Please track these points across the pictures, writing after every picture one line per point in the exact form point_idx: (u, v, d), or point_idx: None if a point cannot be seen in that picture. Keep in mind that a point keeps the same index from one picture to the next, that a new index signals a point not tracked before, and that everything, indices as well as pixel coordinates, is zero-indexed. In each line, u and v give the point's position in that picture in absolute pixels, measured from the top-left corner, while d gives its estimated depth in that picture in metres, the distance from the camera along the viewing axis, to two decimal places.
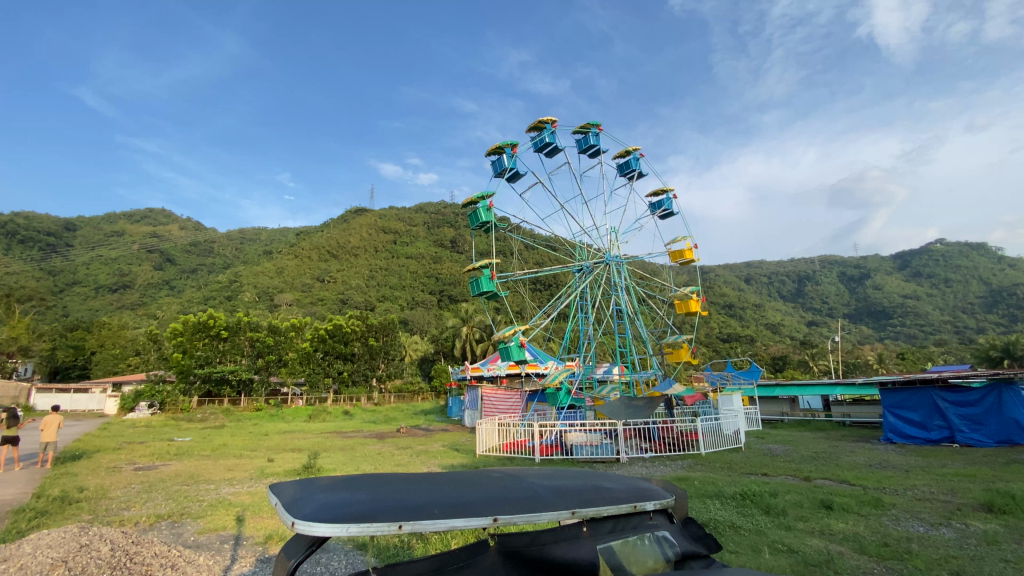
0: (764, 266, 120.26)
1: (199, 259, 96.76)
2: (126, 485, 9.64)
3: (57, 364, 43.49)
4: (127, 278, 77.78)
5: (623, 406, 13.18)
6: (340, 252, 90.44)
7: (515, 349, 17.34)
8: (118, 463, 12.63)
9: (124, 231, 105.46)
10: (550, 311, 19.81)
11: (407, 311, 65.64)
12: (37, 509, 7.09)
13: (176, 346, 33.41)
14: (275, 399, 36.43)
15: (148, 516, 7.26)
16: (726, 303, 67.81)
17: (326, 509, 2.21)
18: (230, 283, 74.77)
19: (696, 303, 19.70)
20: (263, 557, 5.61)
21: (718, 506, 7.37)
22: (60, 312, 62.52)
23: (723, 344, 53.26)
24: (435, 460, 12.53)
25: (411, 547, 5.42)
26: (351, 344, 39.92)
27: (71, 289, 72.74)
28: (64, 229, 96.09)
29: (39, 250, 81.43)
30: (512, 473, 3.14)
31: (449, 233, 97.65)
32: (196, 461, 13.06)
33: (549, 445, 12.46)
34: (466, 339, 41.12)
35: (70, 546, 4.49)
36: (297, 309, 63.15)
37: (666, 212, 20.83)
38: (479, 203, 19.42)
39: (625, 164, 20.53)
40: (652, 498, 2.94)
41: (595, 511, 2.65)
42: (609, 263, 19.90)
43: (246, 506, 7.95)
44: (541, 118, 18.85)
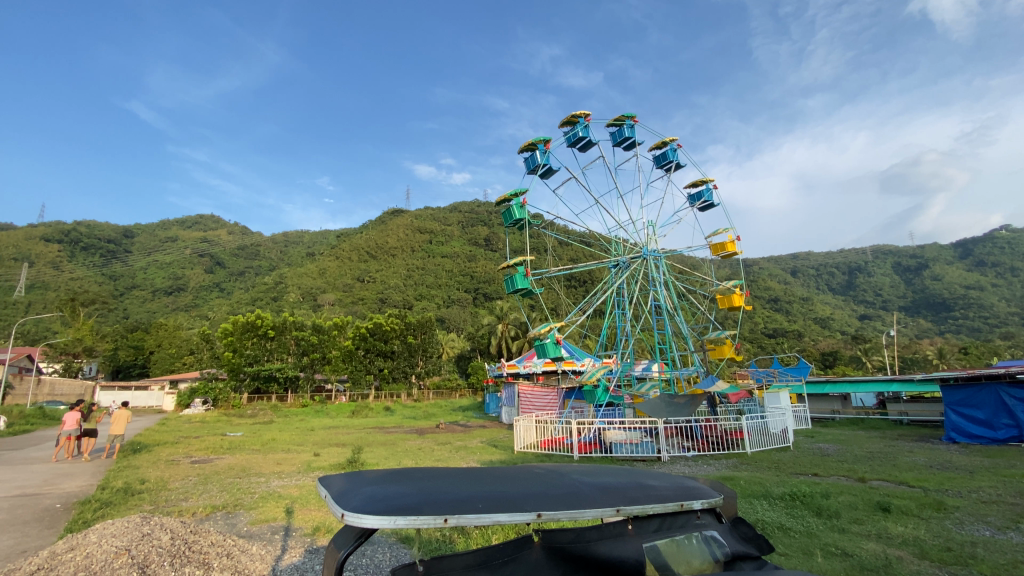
0: (811, 258, 115.21)
1: (246, 262, 101.09)
2: (183, 478, 10.20)
3: (120, 363, 46.51)
4: (180, 281, 82.21)
5: (663, 403, 12.85)
6: (377, 253, 92.63)
7: (551, 347, 17.16)
8: (176, 456, 13.36)
9: (177, 236, 111.68)
10: (586, 308, 19.61)
11: (443, 309, 66.50)
12: (102, 500, 7.56)
13: (227, 346, 35.04)
14: (320, 396, 37.73)
15: (204, 507, 7.64)
16: (770, 297, 65.29)
17: (373, 502, 2.25)
18: (275, 284, 78.01)
19: (739, 298, 19.01)
20: (311, 548, 5.80)
21: (766, 507, 7.13)
22: (121, 313, 66.63)
23: (768, 339, 51.41)
24: (473, 457, 12.64)
25: (453, 542, 5.56)
26: (391, 341, 40.69)
27: (130, 292, 77.44)
28: (123, 237, 102.42)
29: (100, 256, 86.99)
30: (554, 470, 3.10)
31: (484, 232, 98.44)
32: (247, 455, 13.68)
33: (588, 443, 12.33)
34: (502, 337, 41.45)
35: (133, 536, 4.77)
36: (339, 309, 65.17)
37: (706, 203, 20.23)
38: (513, 200, 19.38)
39: (662, 156, 20.05)
40: (699, 497, 2.84)
41: (640, 509, 2.59)
42: (646, 257, 19.48)
43: (295, 499, 8.23)
44: (575, 112, 18.64)
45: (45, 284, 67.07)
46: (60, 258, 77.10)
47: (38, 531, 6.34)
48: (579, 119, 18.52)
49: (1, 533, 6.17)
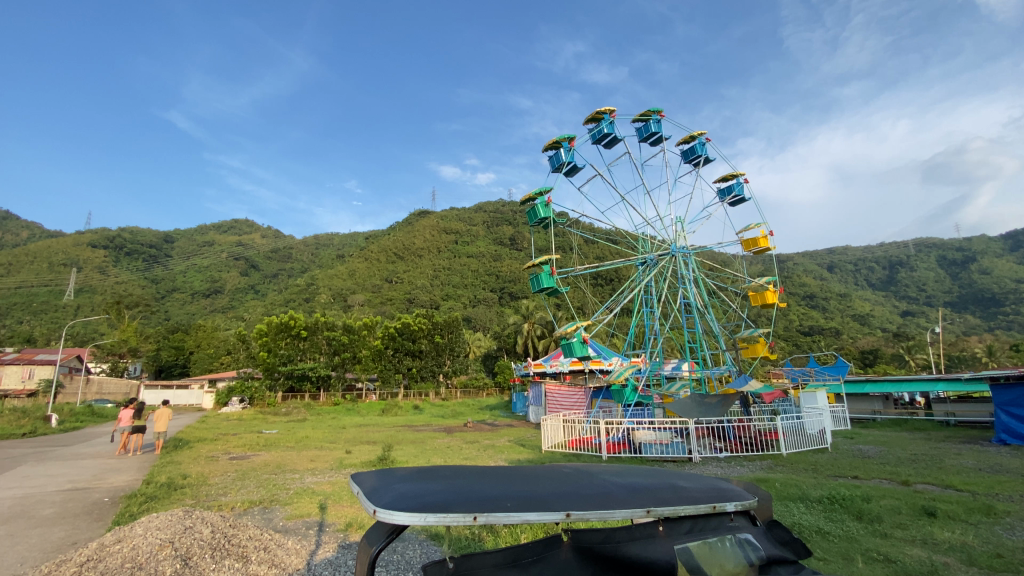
0: (848, 252, 111.19)
1: (279, 265, 104.15)
2: (222, 473, 10.60)
3: (163, 363, 48.72)
4: (217, 284, 85.32)
5: (694, 403, 12.63)
6: (405, 253, 93.94)
7: (578, 346, 17.02)
8: (215, 452, 13.89)
9: (214, 241, 115.97)
10: (614, 306, 19.39)
11: (469, 309, 66.94)
12: (147, 494, 7.93)
13: (262, 346, 36.20)
14: (351, 394, 38.59)
15: (243, 502, 7.91)
16: (805, 294, 63.28)
17: (403, 498, 2.28)
18: (307, 285, 80.07)
19: (773, 294, 18.41)
20: (344, 543, 5.93)
21: (803, 510, 6.91)
22: (163, 315, 69.61)
23: (804, 337, 49.83)
24: (501, 456, 12.71)
25: (482, 540, 5.61)
26: (419, 341, 41.17)
27: (171, 294, 80.80)
28: (164, 241, 107.00)
29: (142, 261, 91.07)
30: (583, 470, 3.08)
31: (509, 231, 98.72)
32: (282, 452, 14.08)
33: (616, 443, 12.22)
34: (528, 336, 41.48)
35: (176, 528, 4.98)
36: (368, 309, 66.41)
37: (736, 197, 19.73)
38: (537, 199, 19.34)
39: (690, 150, 19.67)
40: (732, 498, 2.77)
41: (672, 511, 2.54)
42: (675, 254, 19.13)
43: (327, 495, 8.46)
44: (599, 109, 18.47)
45: (93, 288, 70.66)
46: (106, 263, 81.08)
47: (89, 523, 6.69)
48: (603, 116, 18.35)
49: (56, 525, 6.54)
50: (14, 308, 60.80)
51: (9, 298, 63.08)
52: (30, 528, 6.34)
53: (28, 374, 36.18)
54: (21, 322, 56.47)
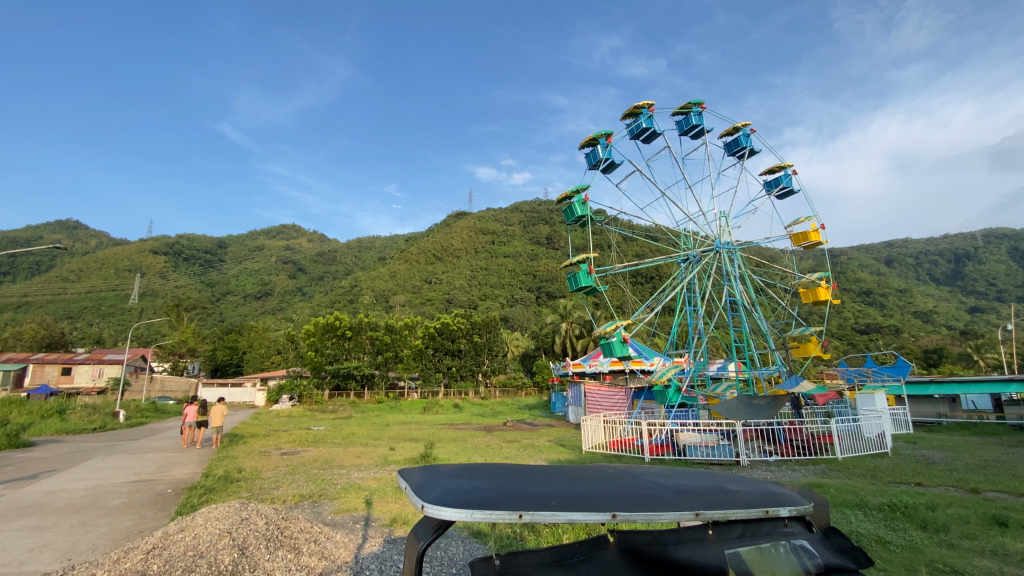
0: (907, 245, 104.60)
1: (324, 268, 108.02)
2: (274, 468, 11.10)
3: (219, 362, 51.49)
4: (268, 287, 89.39)
5: (741, 405, 12.22)
6: (443, 254, 95.40)
7: (618, 346, 16.75)
8: (268, 447, 14.56)
9: (264, 246, 121.51)
10: (655, 305, 18.98)
11: (507, 309, 67.24)
12: (207, 487, 8.38)
13: (310, 345, 37.73)
14: (393, 392, 39.63)
15: (294, 496, 8.24)
16: (861, 290, 59.95)
17: (450, 495, 2.32)
18: (350, 287, 82.70)
19: (825, 291, 17.52)
20: (389, 538, 6.07)
21: (861, 518, 6.55)
22: (218, 317, 73.62)
23: (860, 336, 47.22)
24: (541, 455, 12.70)
25: (525, 539, 5.64)
26: (458, 341, 41.72)
27: (225, 297, 85.28)
28: (218, 247, 113.14)
29: (198, 266, 96.64)
30: (627, 472, 3.03)
31: (546, 230, 98.60)
32: (329, 448, 14.59)
33: (660, 445, 11.95)
34: (566, 335, 41.28)
35: (233, 519, 5.24)
36: (408, 310, 67.80)
37: (785, 189, 18.93)
38: (574, 197, 19.18)
39: (734, 142, 19.02)
40: (786, 504, 2.65)
41: (722, 514, 2.46)
42: (720, 250, 18.49)
43: (373, 491, 8.68)
44: (637, 103, 18.14)
45: (156, 291, 75.53)
46: (166, 269, 86.38)
47: (154, 513, 7.15)
48: (641, 110, 18.02)
49: (125, 514, 7.02)
50: (85, 311, 65.65)
51: (81, 302, 68.20)
52: (101, 517, 6.82)
53: (98, 372, 38.97)
54: (92, 325, 60.92)
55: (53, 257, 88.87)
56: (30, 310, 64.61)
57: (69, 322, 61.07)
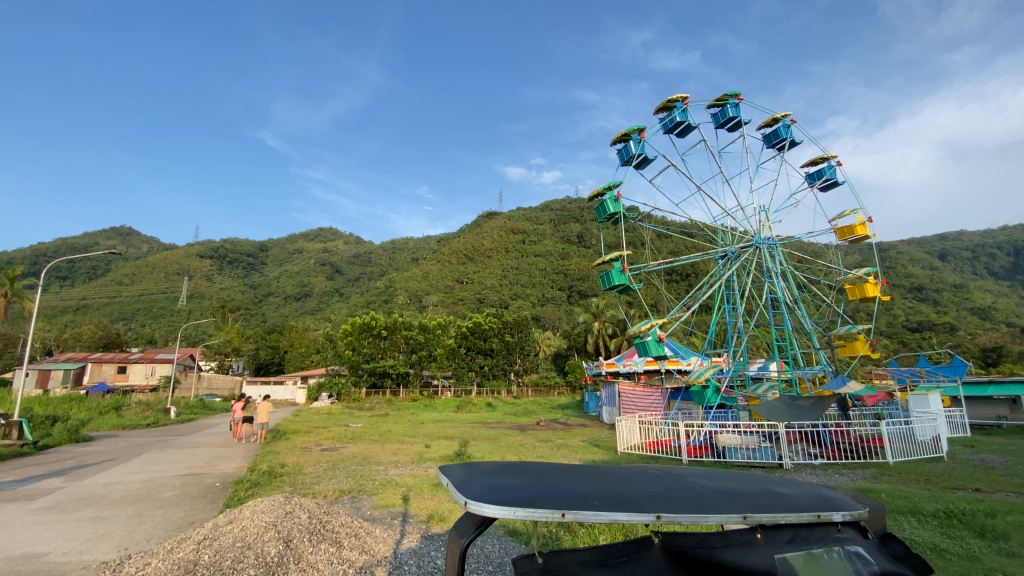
0: (963, 238, 98.66)
1: (360, 269, 110.59)
2: (315, 463, 11.44)
3: (261, 361, 53.51)
4: (307, 288, 92.29)
5: (784, 406, 11.75)
6: (475, 254, 96.10)
7: (653, 345, 16.44)
8: (309, 444, 15.02)
9: (302, 248, 125.53)
10: (691, 303, 18.55)
11: (538, 308, 67.14)
12: (252, 480, 8.71)
13: (347, 344, 38.78)
14: (427, 391, 40.24)
15: (335, 491, 8.48)
16: (912, 286, 56.93)
17: (492, 492, 2.32)
18: (385, 288, 84.39)
19: (873, 287, 16.71)
20: (427, 534, 6.16)
21: (914, 525, 6.22)
22: (261, 317, 76.53)
23: (911, 334, 44.87)
24: (575, 455, 12.64)
25: (561, 538, 5.63)
26: (490, 340, 42.00)
27: (267, 298, 88.54)
28: (259, 250, 117.66)
29: (241, 269, 100.87)
30: (669, 471, 2.99)
31: (576, 229, 98.10)
32: (367, 444, 14.94)
33: (698, 446, 11.67)
34: (599, 334, 40.91)
35: (278, 513, 5.42)
36: (441, 310, 68.64)
37: (828, 181, 18.16)
38: (606, 194, 18.94)
39: (773, 134, 18.39)
40: (839, 508, 2.53)
41: (770, 517, 2.39)
42: (759, 246, 17.90)
43: (410, 487, 8.84)
44: (671, 97, 17.78)
45: (202, 294, 79.15)
46: (212, 272, 90.35)
47: (204, 505, 7.49)
48: (676, 104, 17.65)
49: (177, 506, 7.38)
50: (139, 313, 69.37)
51: (134, 304, 72.05)
52: (156, 509, 7.19)
53: (150, 371, 41.02)
54: (145, 326, 64.27)
55: (110, 262, 94.29)
56: (89, 312, 68.75)
57: (124, 324, 64.67)
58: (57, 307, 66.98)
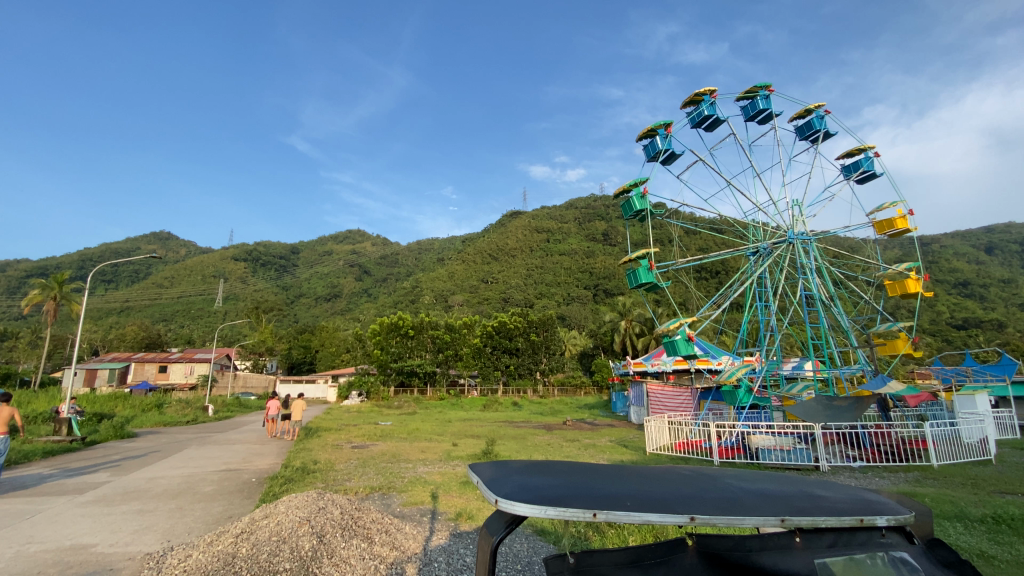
0: (1012, 230, 93.58)
1: (387, 270, 112.28)
2: (346, 460, 11.67)
3: (294, 360, 55.02)
4: (336, 289, 94.40)
5: (820, 407, 11.33)
6: (499, 254, 96.35)
7: (682, 344, 16.14)
8: (340, 441, 15.37)
9: (332, 250, 128.41)
10: (722, 301, 18.16)
11: (563, 307, 66.90)
12: (286, 476, 8.96)
13: (376, 343, 39.48)
14: (454, 390, 40.60)
15: (365, 488, 8.64)
16: (957, 281, 54.30)
17: (523, 491, 2.33)
18: (412, 288, 85.49)
19: (915, 283, 16.00)
20: (456, 532, 6.22)
21: (960, 530, 5.94)
22: (292, 318, 78.63)
23: (956, 332, 42.82)
24: (602, 455, 12.57)
25: (590, 539, 5.60)
26: (515, 339, 42.09)
27: (298, 299, 90.93)
28: (291, 253, 120.97)
29: (273, 271, 103.88)
30: (702, 473, 2.94)
31: (601, 227, 97.36)
32: (396, 442, 15.18)
33: (730, 447, 11.44)
34: (626, 333, 40.47)
35: (311, 508, 5.56)
36: (466, 310, 69.17)
37: (865, 173, 17.49)
38: (633, 191, 18.70)
39: (806, 125, 17.82)
40: (882, 512, 2.43)
41: (811, 521, 2.30)
42: (793, 242, 17.38)
43: (438, 485, 8.94)
44: (699, 90, 17.44)
45: (237, 296, 81.80)
46: (246, 274, 93.33)
47: (241, 500, 7.73)
48: (703, 97, 17.30)
49: (215, 500, 7.65)
50: (178, 314, 72.13)
51: (174, 305, 74.99)
52: (196, 502, 7.48)
53: (190, 370, 42.62)
54: (184, 327, 66.94)
55: (150, 266, 98.56)
56: (132, 313, 71.94)
57: (165, 325, 67.42)
58: (102, 309, 70.34)
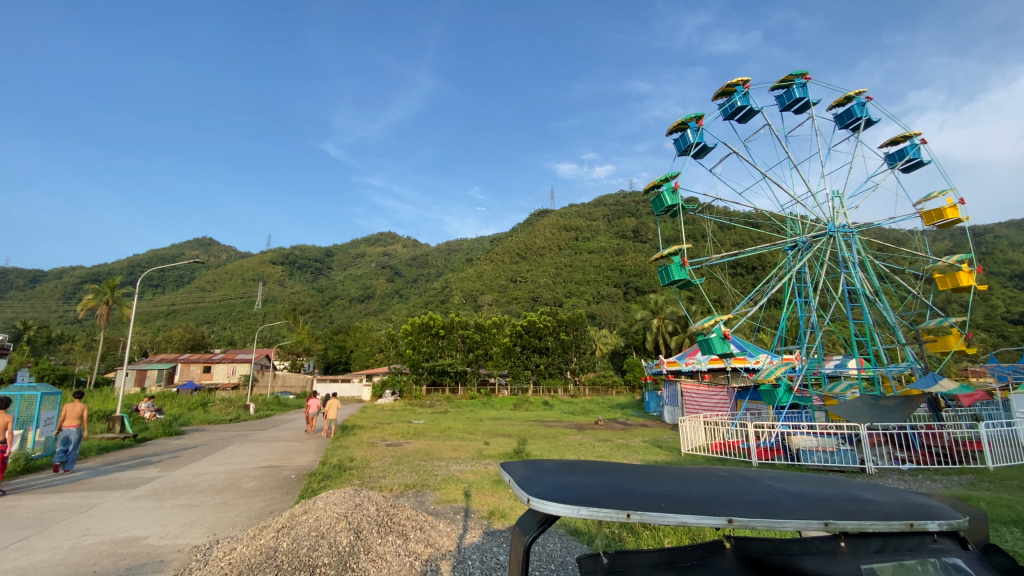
0: None
1: (418, 271, 113.92)
2: (381, 458, 11.92)
3: (330, 360, 56.66)
4: (369, 290, 96.45)
5: (865, 406, 10.75)
6: (527, 253, 96.43)
7: (717, 342, 15.73)
8: (375, 439, 15.71)
9: (365, 253, 131.41)
10: (759, 298, 17.62)
11: (593, 305, 66.36)
12: (324, 473, 9.22)
13: (408, 343, 40.12)
14: (485, 389, 40.86)
15: (399, 485, 8.80)
16: (1015, 273, 51.01)
17: (555, 490, 2.32)
18: (442, 288, 86.43)
19: (967, 276, 15.10)
20: (488, 530, 6.25)
21: (1021, 537, 5.57)
22: (327, 319, 80.76)
23: (1014, 328, 40.21)
24: (636, 455, 12.45)
25: (625, 540, 5.54)
26: (545, 338, 42.02)
27: (333, 300, 93.41)
28: (325, 256, 124.38)
29: (309, 274, 107.08)
30: (740, 474, 2.86)
31: (631, 223, 96.09)
32: (429, 441, 15.39)
33: (769, 448, 11.13)
34: (658, 332, 39.75)
35: (348, 504, 5.70)
36: (496, 309, 69.46)
37: (911, 162, 16.64)
38: (663, 186, 18.36)
39: (846, 113, 17.11)
40: (934, 517, 2.30)
41: (857, 525, 2.20)
42: (834, 234, 16.65)
43: (471, 483, 9.01)
44: (731, 81, 16.98)
45: (275, 298, 84.62)
46: (283, 277, 96.42)
47: (282, 496, 8.02)
48: (736, 88, 16.82)
49: (258, 496, 7.94)
50: (220, 317, 75.13)
51: (216, 308, 78.12)
52: (239, 498, 7.79)
53: (232, 370, 44.30)
54: (226, 328, 69.77)
55: (194, 271, 103.19)
56: (178, 316, 75.43)
57: (208, 327, 70.42)
58: (151, 313, 73.98)
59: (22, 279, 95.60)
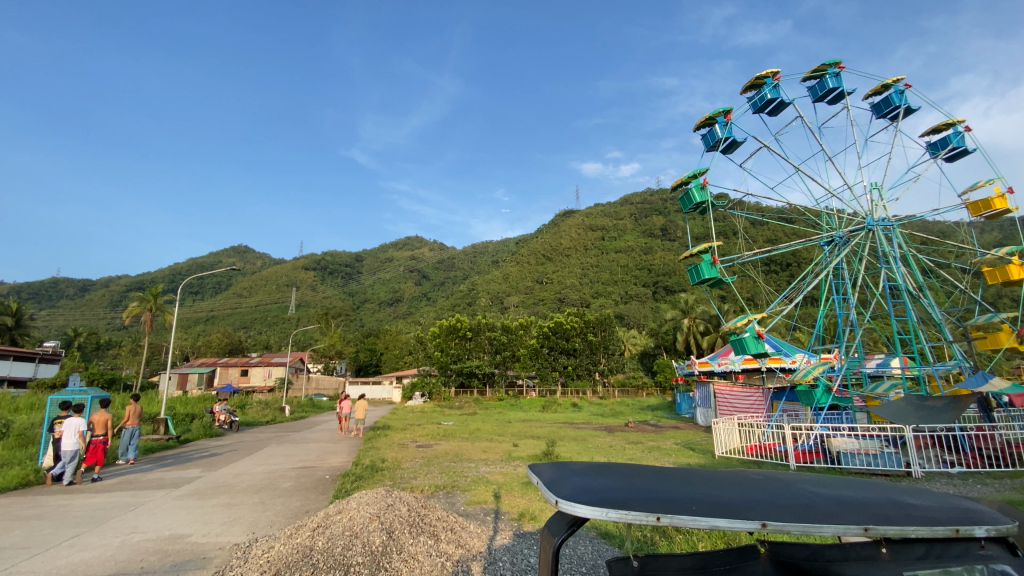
0: None
1: (445, 274, 115.04)
2: (412, 459, 12.09)
3: (361, 362, 57.90)
4: (398, 294, 97.96)
5: (909, 407, 10.21)
6: (553, 254, 96.16)
7: (751, 342, 15.30)
8: (405, 440, 15.95)
9: (393, 258, 133.89)
10: (795, 296, 17.08)
11: (621, 306, 65.58)
12: (357, 474, 9.44)
13: (437, 345, 40.66)
14: (513, 391, 41.03)
15: (430, 486, 8.93)
16: None
17: (583, 493, 2.31)
18: (469, 291, 86.93)
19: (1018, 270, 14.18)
20: (518, 532, 6.26)
21: None
22: (358, 322, 82.39)
23: None
24: (668, 458, 12.30)
25: (657, 544, 5.47)
26: (572, 339, 41.78)
27: (363, 305, 95.36)
28: (355, 261, 127.17)
29: (339, 279, 109.71)
30: (774, 477, 2.79)
31: (659, 221, 94.63)
32: (459, 442, 15.52)
33: (808, 451, 10.77)
34: (689, 331, 39.02)
35: (381, 504, 5.82)
36: (522, 311, 69.55)
37: (955, 150, 15.85)
38: (691, 182, 18.01)
39: (884, 102, 16.44)
40: (981, 522, 2.19)
41: (899, 530, 2.13)
42: (873, 228, 15.98)
43: (500, 485, 9.06)
44: (760, 73, 16.57)
45: (308, 303, 86.87)
46: (315, 282, 98.97)
47: (316, 496, 8.23)
48: (766, 80, 16.38)
49: (294, 496, 8.17)
50: (256, 321, 77.61)
51: (252, 313, 80.76)
52: (277, 497, 8.05)
53: (268, 373, 45.70)
54: (261, 333, 72.00)
55: (231, 278, 106.90)
56: (217, 321, 78.33)
57: (245, 331, 72.85)
58: (191, 318, 77.09)
59: (72, 287, 101.00)
